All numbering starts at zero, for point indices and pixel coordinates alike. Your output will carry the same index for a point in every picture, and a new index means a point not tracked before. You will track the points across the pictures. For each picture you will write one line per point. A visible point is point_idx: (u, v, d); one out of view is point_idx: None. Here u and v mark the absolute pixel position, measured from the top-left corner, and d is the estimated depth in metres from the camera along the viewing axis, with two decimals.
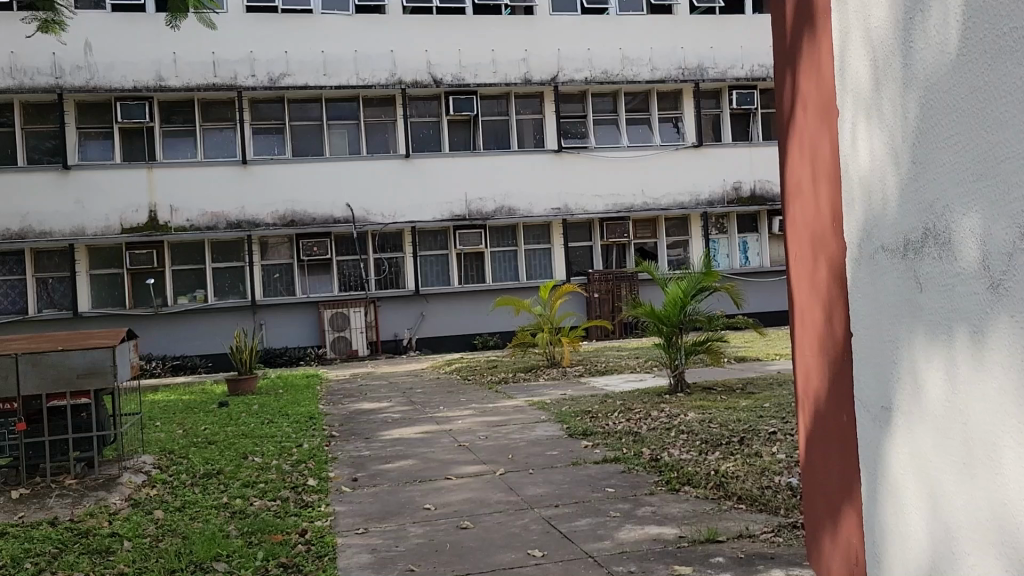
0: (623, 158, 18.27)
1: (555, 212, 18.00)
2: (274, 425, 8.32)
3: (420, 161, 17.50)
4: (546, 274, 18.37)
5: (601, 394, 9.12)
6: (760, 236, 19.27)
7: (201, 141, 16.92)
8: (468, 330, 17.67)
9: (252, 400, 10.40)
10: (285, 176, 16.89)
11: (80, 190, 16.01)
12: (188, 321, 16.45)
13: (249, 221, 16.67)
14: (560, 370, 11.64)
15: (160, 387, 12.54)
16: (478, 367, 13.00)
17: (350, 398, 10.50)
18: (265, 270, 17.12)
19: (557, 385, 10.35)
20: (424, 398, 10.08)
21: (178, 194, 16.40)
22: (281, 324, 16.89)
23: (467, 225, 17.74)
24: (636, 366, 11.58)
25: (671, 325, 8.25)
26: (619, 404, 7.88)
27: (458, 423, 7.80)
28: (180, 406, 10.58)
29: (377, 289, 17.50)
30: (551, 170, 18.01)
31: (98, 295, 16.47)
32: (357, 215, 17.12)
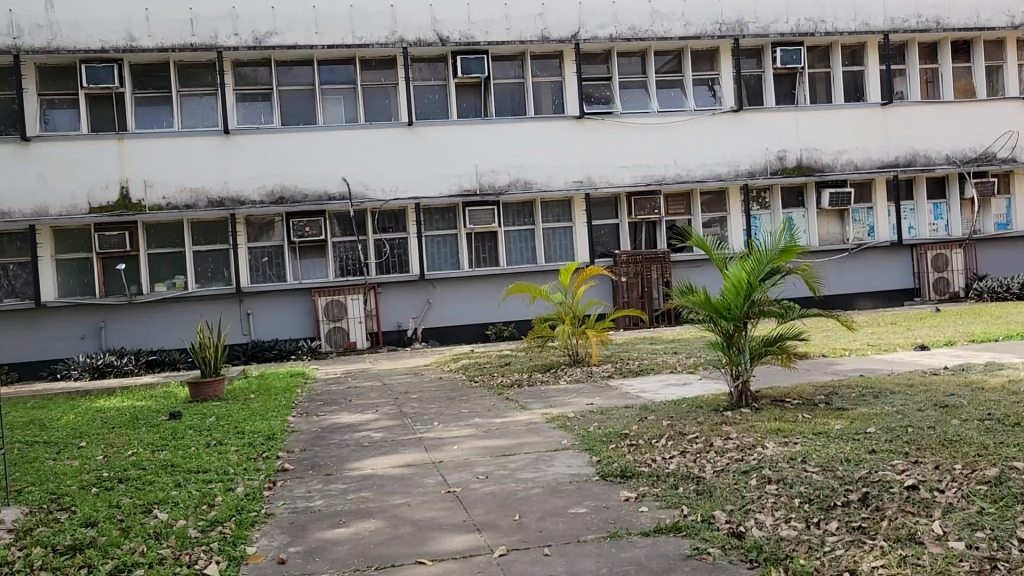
0: (653, 125, 16.29)
1: (576, 185, 16.08)
2: (218, 450, 6.47)
3: (423, 130, 15.57)
4: (567, 256, 16.41)
5: (638, 405, 7.21)
6: (807, 212, 17.16)
7: (178, 108, 15.07)
8: (480, 319, 15.78)
9: (210, 411, 8.56)
10: (274, 148, 15.05)
11: (42, 165, 14.24)
12: (167, 311, 14.72)
13: (233, 198, 14.88)
14: (585, 370, 9.73)
15: (116, 390, 10.76)
16: (489, 365, 11.10)
17: (329, 407, 8.63)
18: (252, 254, 15.23)
19: (581, 391, 8.42)
20: (418, 407, 8.23)
21: (152, 168, 14.60)
22: (271, 313, 15.06)
23: (478, 202, 15.83)
24: (676, 367, 9.58)
25: (734, 318, 6.28)
26: (665, 424, 5.96)
27: (452, 452, 5.89)
28: (126, 415, 8.78)
29: (377, 274, 15.62)
30: (572, 138, 16.07)
31: (66, 283, 14.68)
32: (354, 191, 15.30)
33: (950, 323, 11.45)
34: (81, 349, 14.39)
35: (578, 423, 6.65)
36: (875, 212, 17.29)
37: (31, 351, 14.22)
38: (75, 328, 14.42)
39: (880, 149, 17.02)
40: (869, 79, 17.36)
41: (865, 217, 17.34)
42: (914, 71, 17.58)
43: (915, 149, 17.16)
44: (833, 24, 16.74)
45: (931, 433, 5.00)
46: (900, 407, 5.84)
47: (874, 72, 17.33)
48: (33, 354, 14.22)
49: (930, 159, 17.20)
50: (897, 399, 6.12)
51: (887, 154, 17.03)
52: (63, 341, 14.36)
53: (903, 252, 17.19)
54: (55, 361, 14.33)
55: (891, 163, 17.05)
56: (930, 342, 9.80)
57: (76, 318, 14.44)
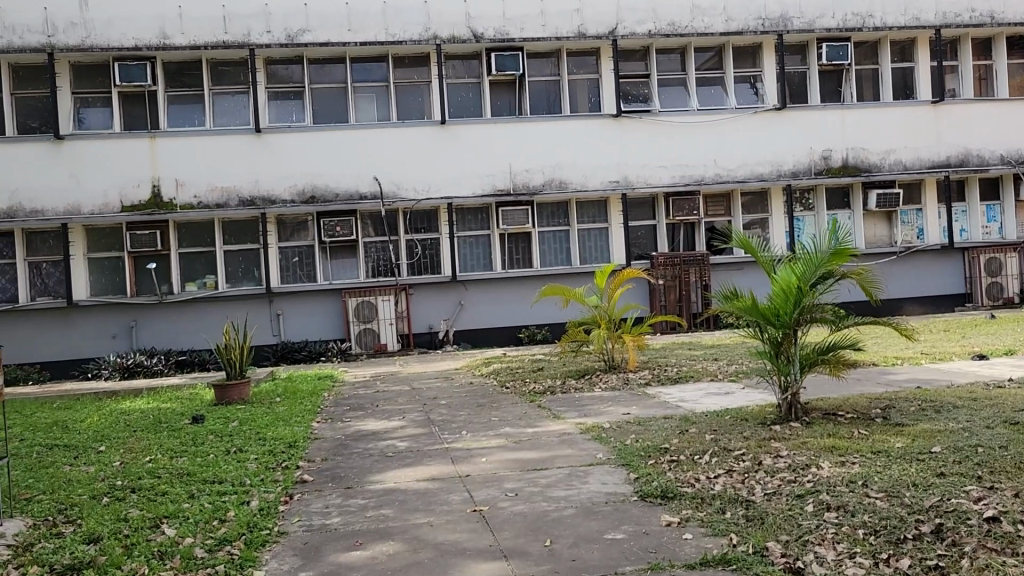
0: (692, 123, 15.84)
1: (613, 185, 15.68)
2: (237, 458, 6.19)
3: (457, 129, 15.28)
4: (602, 258, 16.00)
5: (678, 416, 6.82)
6: (853, 213, 16.57)
7: (210, 106, 14.93)
8: (512, 321, 15.43)
9: (233, 415, 8.31)
10: (305, 147, 14.85)
11: (75, 163, 14.17)
12: (197, 311, 14.59)
13: (264, 197, 14.70)
14: (621, 376, 9.35)
15: (143, 391, 10.58)
16: (521, 370, 10.74)
17: (355, 413, 8.34)
18: (283, 254, 15.05)
19: (618, 400, 8.02)
20: (446, 414, 7.90)
21: (184, 167, 14.47)
22: (301, 314, 14.86)
23: (512, 202, 15.49)
24: (717, 375, 9.13)
25: (783, 325, 5.85)
26: (708, 438, 5.56)
27: (479, 466, 5.54)
28: (148, 419, 8.57)
29: (408, 274, 15.36)
30: (609, 137, 15.68)
31: (97, 282, 14.59)
32: (386, 191, 15.05)
33: (1007, 331, 10.88)
34: (111, 349, 14.29)
35: (614, 435, 6.27)
36: (924, 214, 16.65)
37: (62, 350, 14.15)
38: (106, 327, 14.32)
39: (929, 148, 16.40)
40: (919, 76, 16.75)
41: (914, 219, 16.71)
42: (966, 68, 16.92)
43: (967, 148, 16.51)
44: (882, 19, 16.14)
45: (1004, 454, 4.57)
46: (965, 423, 5.39)
47: (924, 69, 16.72)
48: (64, 353, 14.16)
49: (983, 159, 16.54)
50: (961, 414, 5.67)
51: (937, 155, 16.41)
52: (93, 340, 14.27)
53: (954, 255, 16.54)
54: (86, 361, 14.25)
55: (941, 163, 16.42)
56: (987, 350, 9.28)
57: (107, 318, 14.35)
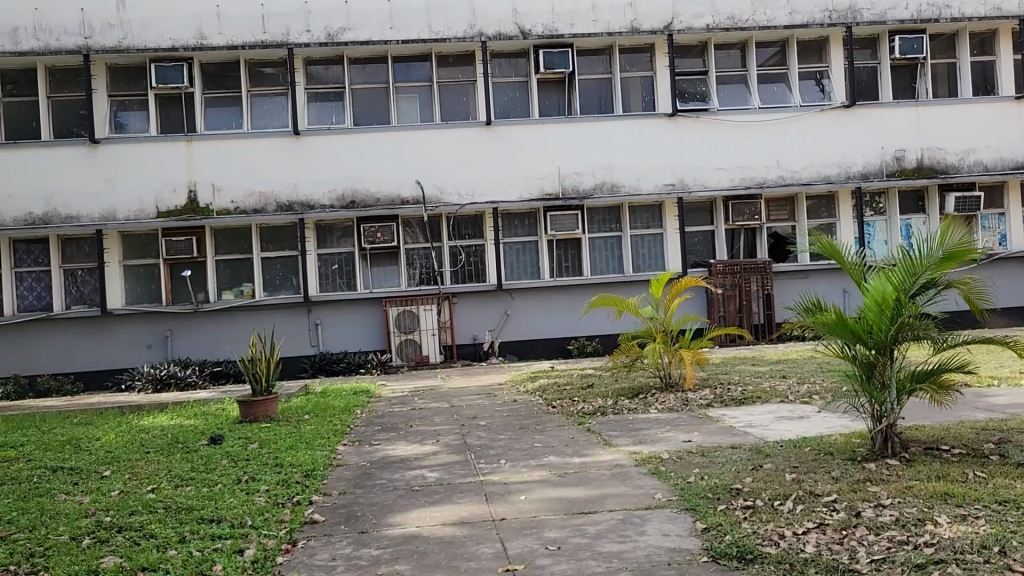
0: (754, 123, 14.89)
1: (668, 189, 14.80)
2: (246, 490, 5.48)
3: (503, 130, 14.55)
4: (656, 265, 15.10)
5: (748, 446, 5.94)
6: (928, 218, 15.42)
7: (248, 108, 14.43)
8: (561, 333, 14.63)
9: (254, 436, 7.64)
10: (345, 150, 14.26)
11: (111, 168, 13.78)
12: (233, 321, 14.07)
13: (302, 202, 14.15)
14: (680, 395, 8.48)
15: (169, 405, 10.02)
16: (569, 386, 9.90)
17: (386, 435, 7.62)
18: (322, 261, 14.48)
19: (677, 424, 7.15)
20: (486, 437, 7.13)
21: (221, 171, 13.99)
22: (340, 324, 14.25)
23: (561, 207, 14.69)
24: (788, 396, 8.16)
25: (876, 344, 4.97)
26: (788, 478, 4.68)
27: (516, 507, 4.74)
28: (166, 437, 7.95)
29: (452, 283, 14.65)
30: (664, 138, 14.81)
31: (133, 290, 14.17)
32: (429, 196, 14.40)
33: None
34: (146, 359, 13.84)
35: (675, 469, 5.41)
36: (1007, 218, 15.40)
37: (97, 360, 13.75)
38: (141, 337, 13.88)
39: (1013, 148, 15.19)
40: (1000, 70, 15.54)
41: (996, 224, 15.48)
42: None
43: None
44: (960, 9, 14.97)
45: None
46: None
47: (1006, 63, 15.51)
48: (98, 363, 13.75)
49: None
50: None
51: (1021, 154, 15.19)
52: (129, 350, 13.84)
53: None
54: (121, 371, 13.82)
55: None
56: None
57: (142, 327, 13.91)
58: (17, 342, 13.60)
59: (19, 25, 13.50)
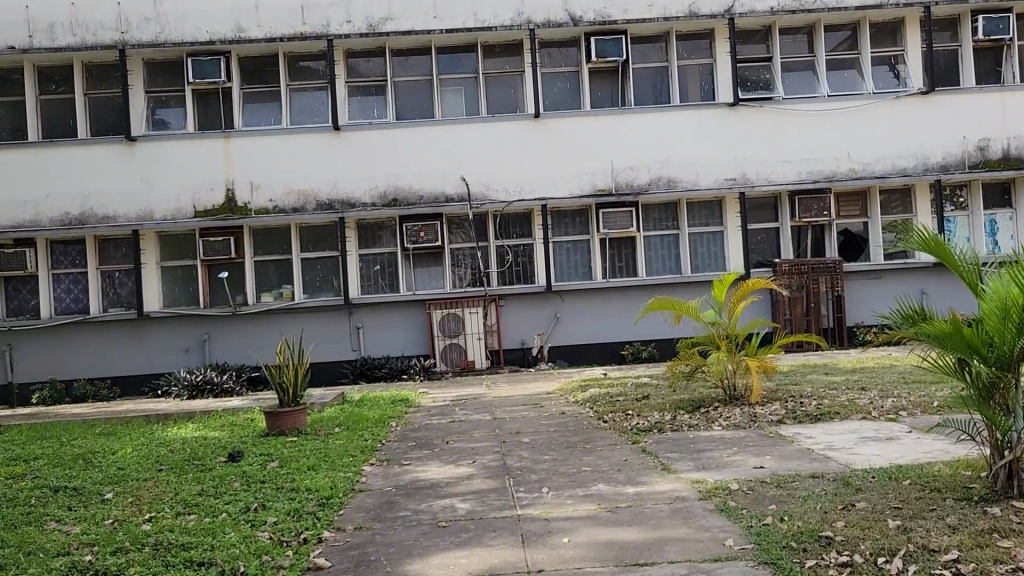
0: (822, 112, 13.88)
1: (729, 183, 13.85)
2: (250, 523, 4.81)
3: (552, 122, 13.77)
4: (716, 265, 14.17)
5: (833, 476, 5.07)
6: (1015, 213, 14.22)
7: (287, 104, 13.90)
8: (614, 337, 13.78)
9: (276, 453, 7.00)
10: (388, 146, 13.64)
11: (147, 166, 13.37)
12: (273, 324, 13.55)
13: (343, 200, 13.58)
14: (746, 409, 7.61)
15: (196, 414, 9.47)
16: (622, 397, 9.08)
17: (418, 453, 6.91)
18: (363, 262, 13.88)
19: (745, 445, 6.28)
20: (528, 457, 6.37)
21: (260, 169, 13.50)
22: (382, 327, 13.63)
23: (614, 203, 13.85)
24: (871, 412, 7.21)
25: (997, 359, 4.09)
26: (892, 526, 3.83)
27: (558, 553, 3.97)
28: (185, 452, 7.36)
29: (499, 284, 13.93)
30: (725, 128, 13.87)
31: (170, 291, 13.74)
32: (474, 192, 13.69)
33: None
34: (183, 363, 13.41)
35: (747, 506, 4.57)
36: None
37: (134, 365, 13.36)
38: (178, 341, 13.44)
39: None
40: None
41: None
42: None
43: None
44: None
45: None
46: None
47: None
48: (135, 367, 13.35)
49: None
50: None
51: None
52: (166, 354, 13.42)
53: None
54: (158, 376, 13.40)
55: None
56: None
57: (179, 330, 13.46)
58: (54, 346, 13.27)
59: (55, 21, 13.15)
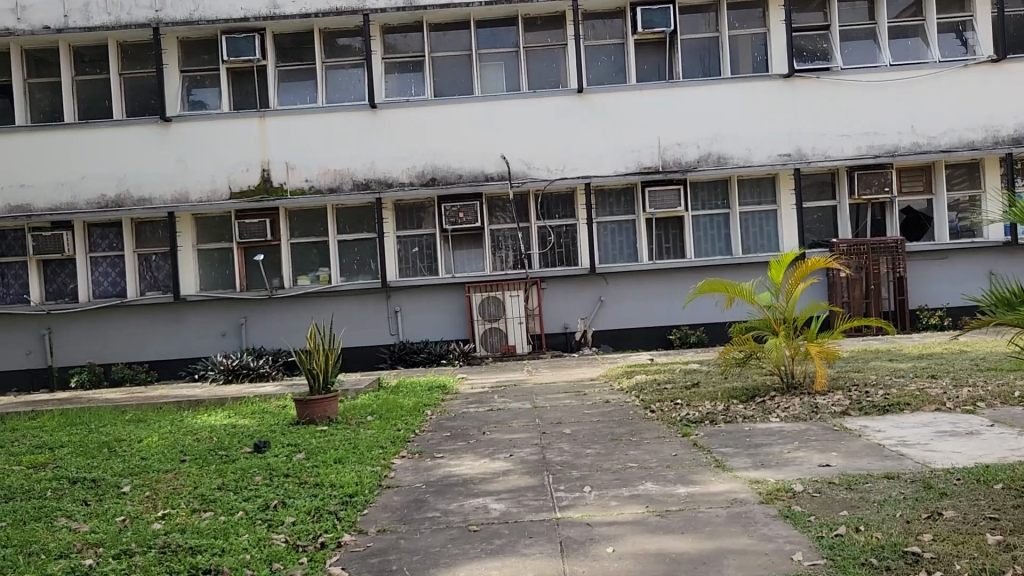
0: (884, 82, 13.13)
1: (783, 159, 13.18)
2: (267, 523, 4.44)
3: (596, 98, 13.22)
4: (768, 246, 13.51)
5: (911, 477, 4.53)
6: None
7: (323, 81, 13.54)
8: (661, 321, 13.23)
9: (304, 443, 6.65)
10: (426, 123, 13.23)
11: (183, 147, 13.15)
12: (310, 308, 13.27)
13: (380, 180, 13.21)
14: (806, 398, 7.06)
15: (228, 401, 9.18)
16: (670, 385, 8.57)
17: (453, 445, 6.50)
18: (402, 244, 13.51)
19: (807, 440, 5.73)
20: (570, 451, 5.91)
21: (295, 148, 13.19)
22: (421, 312, 13.26)
23: (660, 181, 13.26)
24: (945, 403, 6.60)
25: None
26: (992, 542, 3.34)
27: (602, 565, 3.51)
28: (211, 441, 7.05)
29: (541, 266, 13.46)
30: (778, 101, 13.19)
31: (207, 275, 13.53)
32: (515, 171, 13.23)
33: None
34: (220, 348, 13.20)
35: (816, 512, 4.05)
36: None
37: (171, 349, 13.19)
38: (215, 324, 13.23)
39: None
40: None
41: None
42: None
43: None
44: None
45: None
46: None
47: None
48: (173, 351, 13.19)
49: None
50: None
51: None
52: (203, 338, 13.22)
53: None
54: (195, 360, 13.22)
55: None
56: None
57: (216, 313, 13.24)
58: (91, 329, 13.14)
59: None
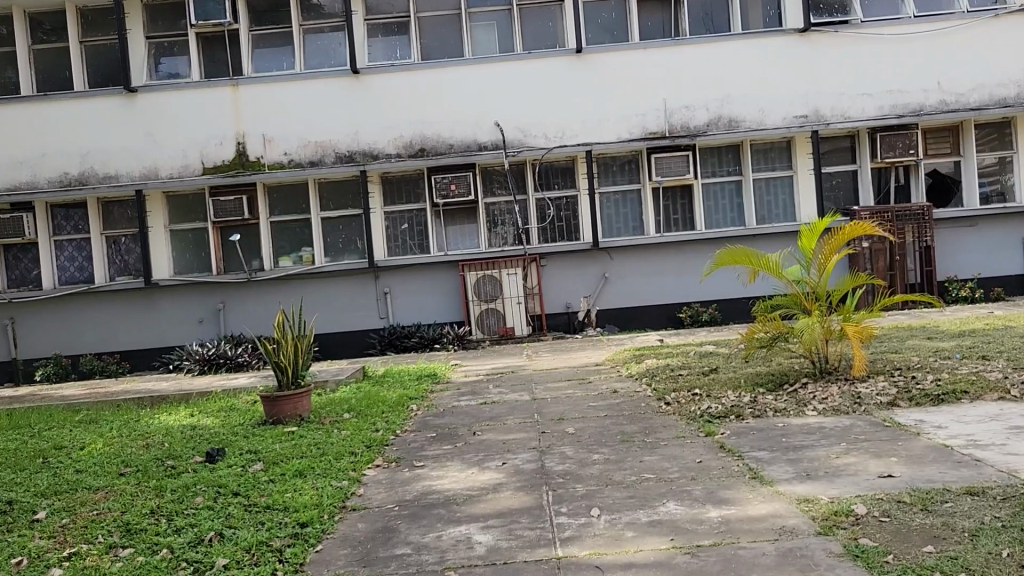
0: (907, 36, 12.11)
1: (799, 122, 12.19)
2: (192, 568, 3.53)
3: (596, 58, 12.21)
4: (784, 215, 12.54)
5: (1003, 495, 3.60)
6: None
7: (301, 46, 12.52)
8: (671, 298, 12.30)
9: (266, 450, 5.74)
10: (412, 89, 12.23)
11: (150, 119, 12.19)
12: (293, 291, 12.34)
13: (365, 152, 12.24)
14: (845, 386, 6.11)
15: (193, 397, 8.28)
16: (685, 371, 7.64)
17: (438, 450, 5.58)
18: (389, 220, 12.54)
19: (856, 440, 4.80)
20: (574, 457, 4.99)
21: (272, 118, 12.21)
22: (413, 293, 12.32)
23: (668, 147, 12.27)
24: (1009, 391, 5.64)
25: None
26: None
27: None
28: (161, 448, 6.14)
29: (540, 242, 12.50)
30: (793, 57, 12.16)
31: (182, 257, 12.60)
32: (510, 139, 12.24)
33: None
34: (197, 336, 12.30)
35: (892, 547, 3.14)
36: None
37: (145, 338, 12.29)
38: (191, 311, 12.31)
39: None
40: None
41: None
42: None
43: None
44: None
45: None
46: None
47: None
48: (146, 340, 12.29)
49: None
50: None
51: None
52: (179, 326, 12.31)
53: None
54: (170, 350, 12.32)
55: None
56: None
57: (191, 299, 12.32)
58: (58, 319, 12.25)
59: None
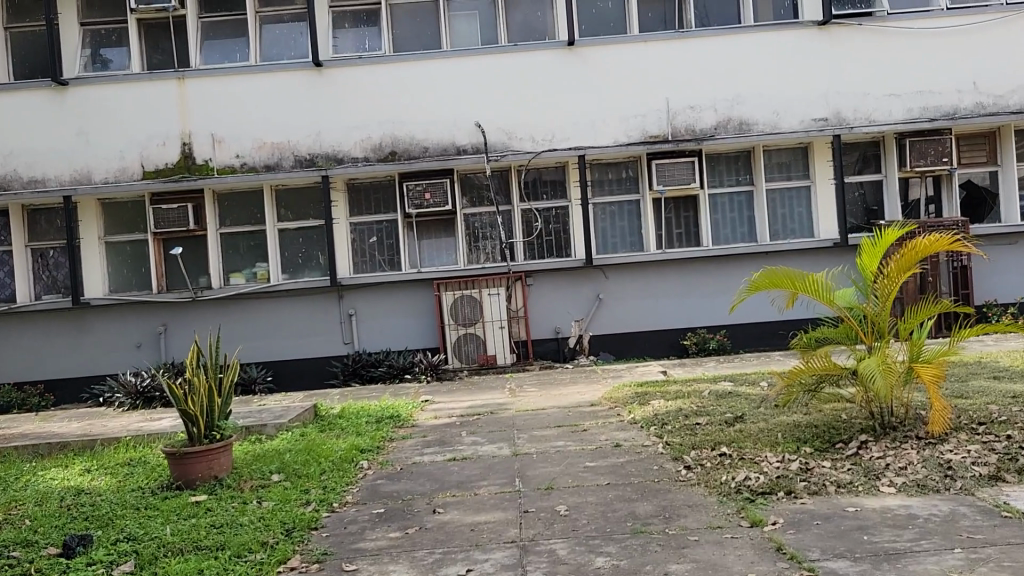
0: (938, 30, 10.80)
1: (819, 125, 10.82)
2: None
3: (590, 52, 10.83)
4: (800, 229, 11.14)
5: None
6: None
7: (257, 36, 11.08)
8: (674, 323, 10.87)
9: (149, 537, 4.22)
10: (383, 84, 10.81)
11: (82, 115, 10.72)
12: (244, 313, 10.83)
13: (327, 155, 10.78)
14: (924, 450, 4.64)
15: (98, 446, 6.76)
16: (705, 418, 6.17)
17: (381, 538, 4.08)
18: (356, 233, 11.06)
19: (974, 543, 3.33)
20: (569, 561, 3.51)
21: (223, 116, 10.75)
22: (381, 315, 10.84)
23: (670, 153, 10.87)
24: None
25: None
26: None
27: None
28: (16, 529, 4.60)
29: (526, 259, 11.05)
30: (811, 52, 10.82)
31: (119, 273, 11.07)
32: (493, 142, 10.81)
33: None
34: (133, 363, 10.75)
35: None
36: None
37: (73, 365, 10.74)
38: (127, 334, 10.78)
39: None
40: None
41: None
42: None
43: None
44: None
45: None
46: None
47: None
48: (74, 368, 10.74)
49: None
50: None
51: None
52: (112, 351, 10.77)
53: None
54: (102, 379, 10.77)
55: None
56: None
57: (127, 320, 10.78)
58: None
59: None
